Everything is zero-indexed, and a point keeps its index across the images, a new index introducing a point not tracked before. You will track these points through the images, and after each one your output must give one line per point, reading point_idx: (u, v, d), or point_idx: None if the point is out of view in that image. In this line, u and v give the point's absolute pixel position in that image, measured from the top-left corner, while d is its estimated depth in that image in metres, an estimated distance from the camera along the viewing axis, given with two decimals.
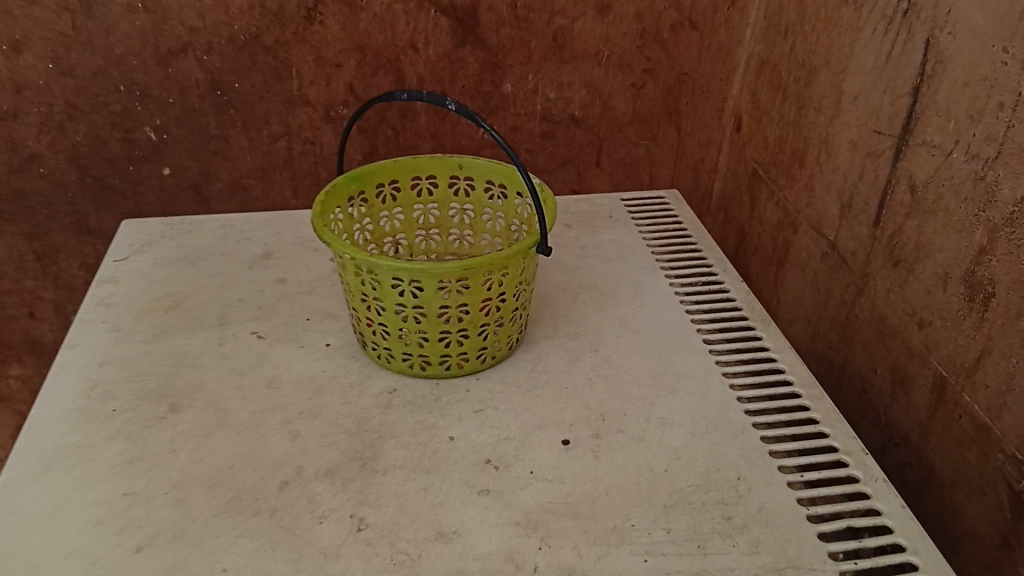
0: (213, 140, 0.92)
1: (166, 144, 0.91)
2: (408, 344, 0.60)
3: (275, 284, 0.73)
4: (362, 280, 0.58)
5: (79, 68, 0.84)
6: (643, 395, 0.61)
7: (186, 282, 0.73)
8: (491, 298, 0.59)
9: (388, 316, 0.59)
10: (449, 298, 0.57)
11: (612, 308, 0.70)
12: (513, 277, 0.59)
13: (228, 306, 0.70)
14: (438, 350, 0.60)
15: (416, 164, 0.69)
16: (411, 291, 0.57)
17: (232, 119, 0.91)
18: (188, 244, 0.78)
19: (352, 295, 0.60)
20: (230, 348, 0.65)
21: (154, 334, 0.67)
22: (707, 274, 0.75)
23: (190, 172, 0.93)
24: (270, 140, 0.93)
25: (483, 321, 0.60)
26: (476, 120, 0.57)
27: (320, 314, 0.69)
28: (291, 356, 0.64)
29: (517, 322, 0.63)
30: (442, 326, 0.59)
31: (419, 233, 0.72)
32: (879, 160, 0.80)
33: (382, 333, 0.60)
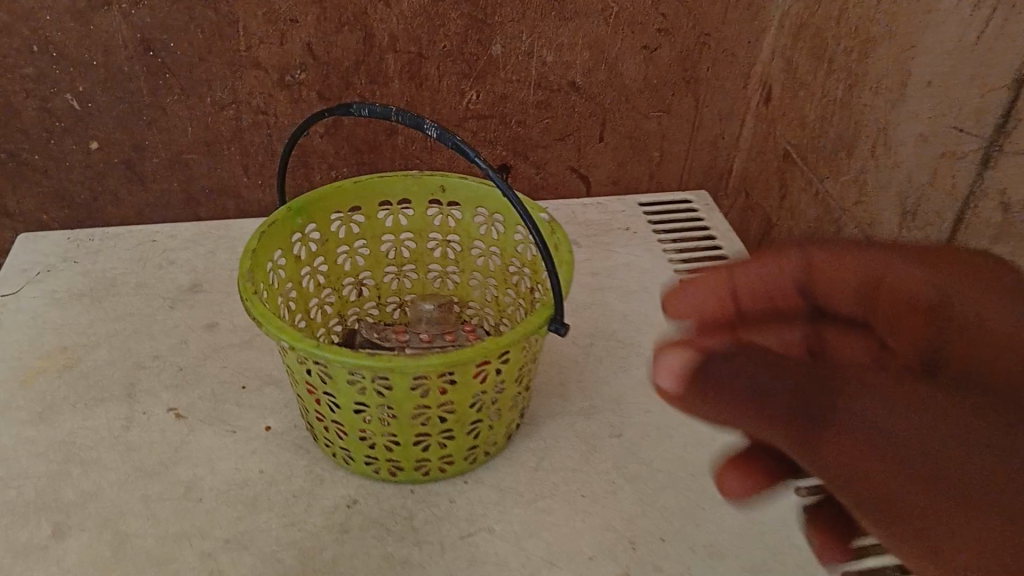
0: (147, 110, 0.66)
1: (93, 114, 0.66)
2: (372, 447, 0.45)
3: (202, 332, 0.57)
4: (309, 369, 0.42)
5: None
6: (685, 508, 0.46)
7: (88, 329, 0.57)
8: (485, 392, 0.43)
9: (345, 416, 0.43)
10: (426, 397, 0.42)
11: (635, 367, 0.55)
12: (514, 363, 0.43)
13: (139, 367, 0.54)
14: (413, 455, 0.45)
15: (386, 185, 0.53)
16: (376, 389, 0.41)
17: (170, 86, 0.65)
18: (94, 273, 0.62)
19: (296, 382, 0.44)
20: (138, 437, 0.49)
21: (41, 412, 0.51)
22: None
23: (118, 147, 0.68)
24: (215, 110, 0.67)
25: (473, 420, 0.45)
26: (463, 151, 0.42)
27: (259, 379, 0.53)
28: (215, 447, 0.49)
29: (517, 409, 0.48)
30: (417, 429, 0.44)
31: (388, 270, 0.57)
32: (955, 164, 0.53)
33: (337, 432, 0.45)
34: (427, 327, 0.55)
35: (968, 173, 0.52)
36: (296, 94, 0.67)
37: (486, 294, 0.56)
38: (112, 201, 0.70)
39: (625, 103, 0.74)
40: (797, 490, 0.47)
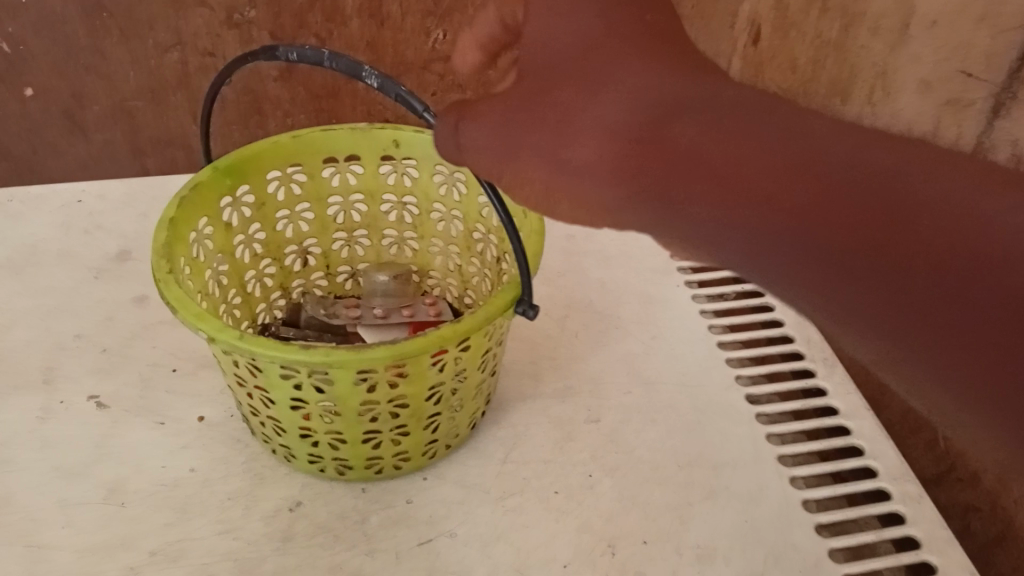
0: (84, 54, 0.58)
1: (27, 59, 0.57)
2: (316, 445, 0.40)
3: (133, 306, 0.51)
4: (236, 361, 0.36)
5: None
6: (669, 506, 0.42)
7: (6, 302, 0.51)
8: (443, 382, 0.38)
9: (281, 412, 0.38)
10: (373, 391, 0.36)
11: (616, 343, 0.50)
12: (475, 350, 0.38)
13: (61, 348, 0.48)
14: (363, 453, 0.40)
15: (328, 140, 0.46)
16: (314, 385, 0.36)
17: (108, 27, 0.57)
18: (14, 238, 0.56)
19: (226, 373, 0.39)
20: (57, 430, 0.44)
21: None
22: (743, 283, 0.55)
23: (56, 94, 0.60)
24: (158, 52, 0.59)
25: (430, 413, 0.39)
26: (409, 104, 0.35)
27: (196, 360, 0.48)
28: (143, 442, 0.43)
29: (481, 398, 0.43)
30: (365, 425, 0.38)
31: (337, 236, 0.51)
32: (964, 114, 0.47)
33: (275, 428, 0.40)
34: (381, 300, 0.50)
35: (975, 123, 0.46)
36: (247, 32, 0.59)
37: (448, 262, 0.51)
38: (53, 153, 0.62)
39: None
40: (793, 481, 0.43)
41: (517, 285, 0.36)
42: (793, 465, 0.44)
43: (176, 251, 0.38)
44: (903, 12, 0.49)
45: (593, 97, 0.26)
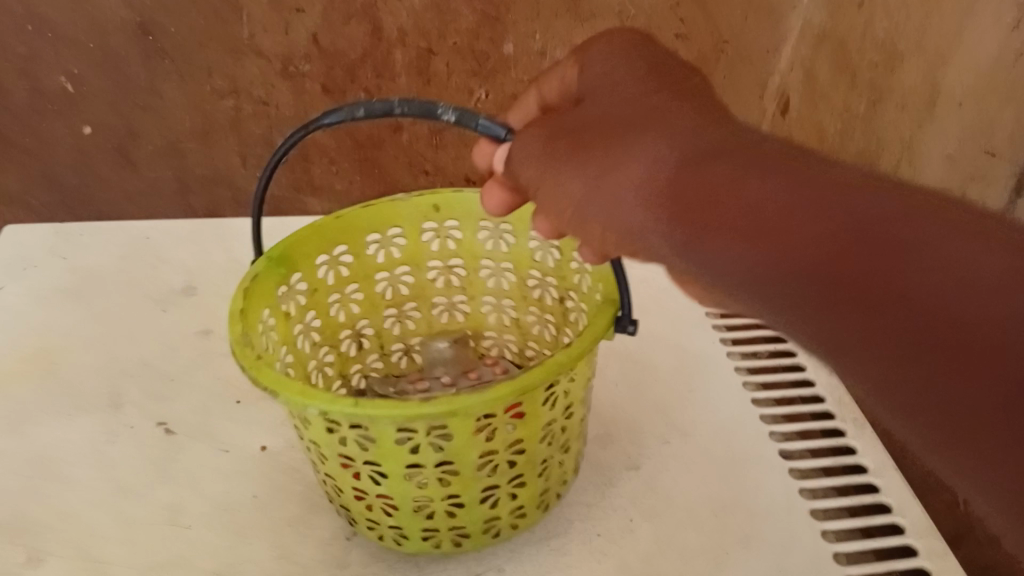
0: (141, 95, 0.63)
1: (85, 98, 0.63)
2: (428, 519, 0.40)
3: (195, 338, 0.54)
4: (340, 438, 0.37)
5: None
6: (707, 550, 0.43)
7: (75, 330, 0.54)
8: (553, 420, 0.39)
9: (394, 487, 0.38)
10: (492, 437, 0.37)
11: (653, 393, 0.53)
12: (572, 385, 0.40)
13: (125, 373, 0.51)
14: (480, 517, 0.40)
15: (369, 217, 0.50)
16: (430, 445, 0.36)
17: (165, 72, 0.62)
18: (85, 269, 0.59)
19: (325, 462, 0.39)
20: (123, 451, 0.46)
21: (12, 421, 0.48)
22: (774, 339, 0.57)
23: (111, 131, 0.64)
24: (214, 98, 0.63)
25: (542, 460, 0.40)
26: (491, 131, 0.39)
27: (254, 393, 0.50)
28: (203, 468, 0.46)
29: (578, 444, 0.44)
30: (483, 483, 0.39)
31: (388, 313, 0.54)
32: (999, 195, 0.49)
33: (383, 510, 0.40)
34: (443, 368, 0.53)
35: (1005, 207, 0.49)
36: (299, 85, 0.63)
37: (502, 318, 0.55)
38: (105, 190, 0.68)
39: None
40: (823, 534, 0.45)
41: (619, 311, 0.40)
42: (823, 519, 0.46)
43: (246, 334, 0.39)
44: (931, 89, 0.53)
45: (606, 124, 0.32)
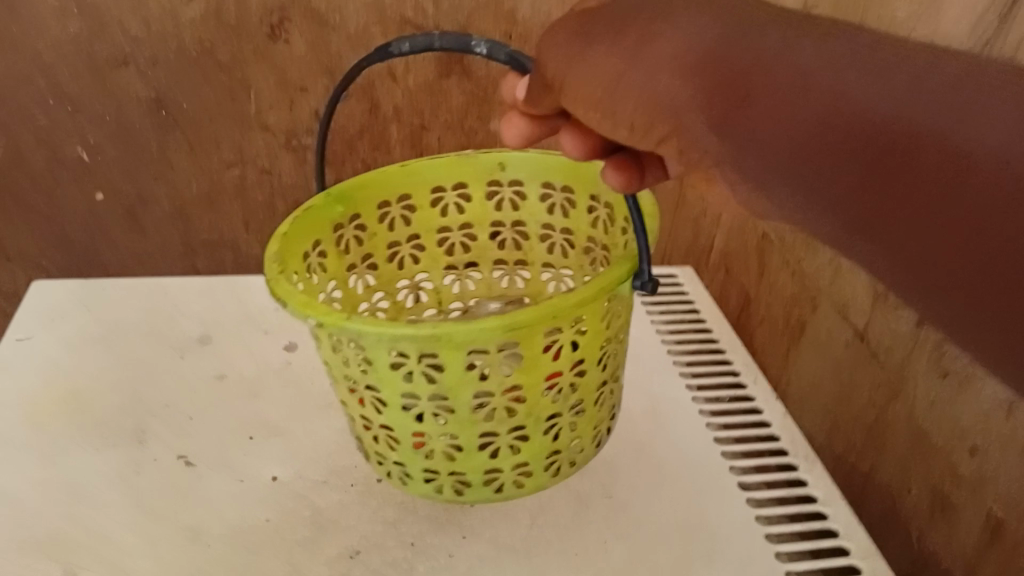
0: (155, 160, 0.99)
1: (99, 163, 0.99)
2: (427, 459, 0.49)
3: (212, 381, 0.59)
4: (346, 356, 0.47)
5: (33, 110, 0.95)
6: (674, 569, 0.49)
7: (102, 373, 0.60)
8: (558, 373, 0.47)
9: (391, 416, 0.48)
10: (487, 376, 0.45)
11: (625, 431, 0.59)
12: (581, 343, 0.47)
13: (149, 413, 0.56)
14: (475, 464, 0.49)
15: (433, 170, 0.65)
16: (425, 374, 0.45)
17: (177, 139, 0.98)
18: (109, 317, 0.65)
19: (339, 387, 0.50)
20: (148, 480, 0.51)
21: (51, 455, 0.53)
22: (734, 388, 0.64)
23: (123, 196, 1.02)
24: (221, 168, 1.01)
25: (546, 412, 0.48)
26: (515, 61, 0.49)
27: (266, 429, 0.55)
28: (223, 495, 0.51)
29: (597, 405, 0.52)
30: (481, 429, 0.48)
31: (448, 273, 0.69)
32: None
33: (388, 442, 0.50)
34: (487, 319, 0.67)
35: None
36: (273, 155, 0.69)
37: (558, 285, 0.68)
38: (131, 234, 1.05)
39: None
40: (777, 554, 0.50)
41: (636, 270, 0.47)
42: (777, 543, 0.51)
43: (286, 255, 0.53)
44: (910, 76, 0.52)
45: (664, 24, 0.37)
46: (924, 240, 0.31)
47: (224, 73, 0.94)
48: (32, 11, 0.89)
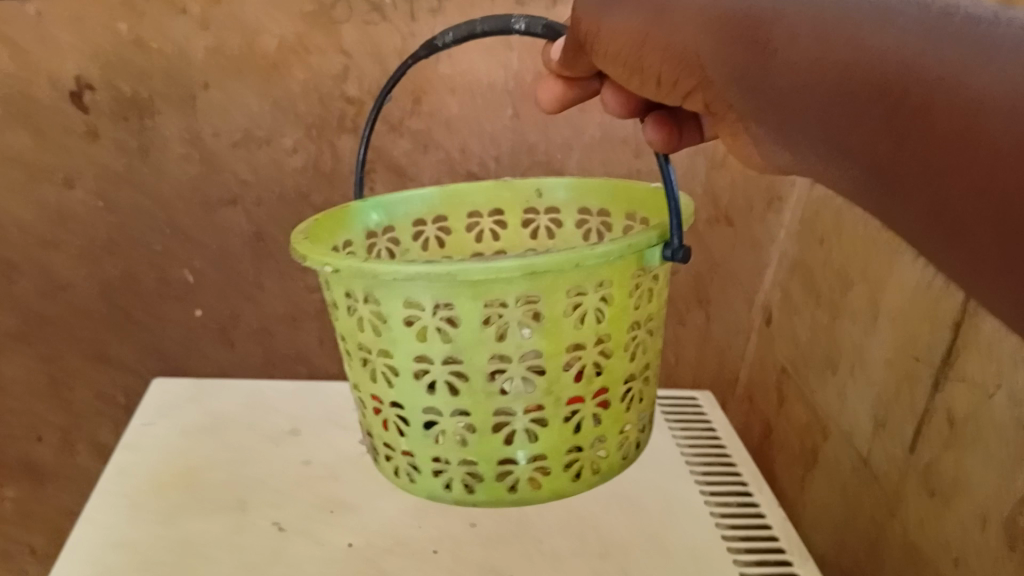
0: (248, 284, 1.16)
1: (200, 285, 1.16)
2: (444, 442, 0.64)
3: (299, 465, 0.72)
4: (365, 317, 0.62)
5: (149, 238, 1.12)
6: None
7: (210, 454, 0.73)
8: (572, 339, 0.62)
9: (403, 378, 0.63)
10: (504, 332, 0.60)
11: (644, 524, 0.69)
12: (598, 308, 0.62)
13: (250, 487, 0.69)
14: (486, 443, 0.64)
15: (479, 195, 0.92)
16: (449, 322, 0.60)
17: (269, 266, 1.15)
18: (214, 411, 0.79)
19: (358, 363, 0.65)
20: (248, 539, 0.63)
21: (169, 515, 0.65)
22: (741, 495, 0.75)
23: (218, 312, 1.18)
24: (306, 293, 1.17)
25: (562, 379, 0.63)
26: (552, 27, 0.70)
27: (342, 505, 0.67)
28: (308, 554, 0.62)
29: (618, 388, 0.66)
30: (498, 401, 0.63)
31: None
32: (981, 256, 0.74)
33: (400, 425, 0.65)
34: None
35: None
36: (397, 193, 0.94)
37: None
38: (219, 348, 1.20)
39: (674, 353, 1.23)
40: None
41: (671, 242, 0.61)
42: None
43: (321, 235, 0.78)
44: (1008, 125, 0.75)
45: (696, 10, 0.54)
46: (926, 130, 0.44)
47: (315, 213, 1.12)
48: (160, 156, 1.07)
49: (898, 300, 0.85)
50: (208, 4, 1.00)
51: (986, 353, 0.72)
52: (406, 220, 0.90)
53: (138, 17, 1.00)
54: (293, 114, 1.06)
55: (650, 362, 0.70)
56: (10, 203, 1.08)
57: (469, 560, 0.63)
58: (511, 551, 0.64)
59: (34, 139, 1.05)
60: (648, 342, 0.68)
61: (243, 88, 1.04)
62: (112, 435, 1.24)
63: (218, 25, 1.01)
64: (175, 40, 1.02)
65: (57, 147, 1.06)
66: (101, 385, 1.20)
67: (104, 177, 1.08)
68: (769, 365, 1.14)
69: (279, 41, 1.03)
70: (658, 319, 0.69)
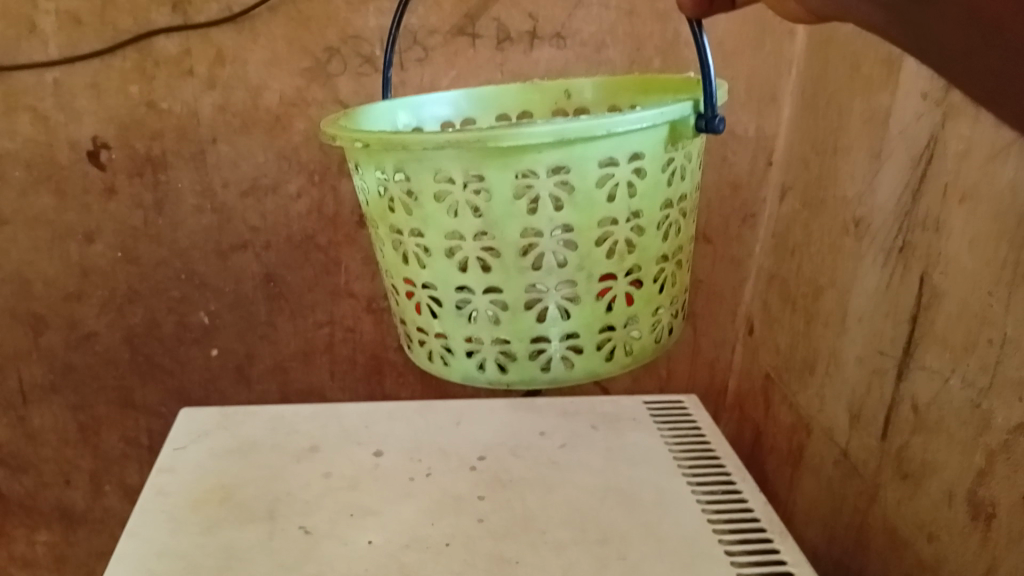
0: (262, 324, 1.23)
1: (215, 327, 1.23)
2: (480, 318, 0.72)
3: (320, 478, 0.79)
4: (398, 194, 0.68)
5: (166, 284, 1.20)
6: None
7: (238, 473, 0.79)
8: (603, 216, 0.67)
9: (435, 254, 0.70)
10: (536, 207, 0.66)
11: (637, 513, 0.75)
12: (628, 182, 0.67)
13: (277, 499, 0.76)
14: (518, 317, 0.71)
15: (508, 98, 0.94)
16: (478, 198, 0.66)
17: (280, 306, 1.22)
18: (240, 435, 0.86)
19: (394, 240, 0.73)
20: (279, 543, 0.70)
21: (206, 526, 0.72)
22: (726, 484, 0.81)
23: (233, 352, 1.25)
24: (315, 330, 1.25)
25: (595, 256, 0.69)
26: None
27: (362, 510, 0.74)
28: (333, 553, 0.69)
29: (649, 269, 0.72)
30: (528, 281, 0.69)
31: None
32: (913, 266, 0.84)
33: (435, 303, 0.73)
34: None
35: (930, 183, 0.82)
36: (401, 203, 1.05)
37: None
38: (236, 387, 1.27)
39: (667, 368, 1.29)
40: None
41: (707, 113, 0.65)
42: None
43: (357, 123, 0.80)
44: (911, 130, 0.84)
45: None
46: None
47: (322, 253, 1.20)
48: (176, 209, 1.16)
49: (864, 302, 0.93)
50: (214, 65, 1.08)
51: (941, 341, 0.79)
52: (434, 123, 0.92)
53: (149, 82, 1.09)
54: (297, 163, 1.14)
55: (681, 245, 0.76)
56: (36, 260, 1.16)
57: (480, 550, 0.70)
58: (518, 540, 0.71)
59: (57, 199, 1.13)
60: (680, 223, 0.74)
61: (250, 141, 1.13)
62: (138, 475, 1.30)
63: (223, 84, 1.10)
64: (184, 100, 1.10)
65: (78, 205, 1.14)
66: (125, 428, 1.27)
67: (123, 231, 1.16)
68: (756, 373, 1.21)
69: (280, 96, 1.11)
70: (690, 200, 0.75)
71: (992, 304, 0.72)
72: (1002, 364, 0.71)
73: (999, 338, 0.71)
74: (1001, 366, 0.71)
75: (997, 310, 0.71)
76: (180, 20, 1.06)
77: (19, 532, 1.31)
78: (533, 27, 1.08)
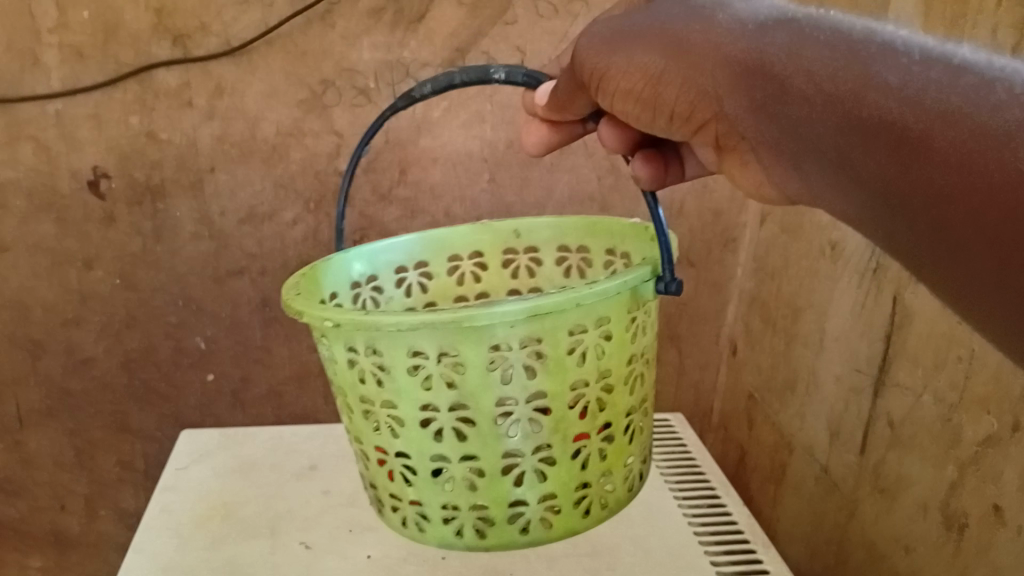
0: (257, 348, 1.26)
1: (211, 352, 1.25)
2: (455, 485, 0.69)
3: (320, 495, 0.81)
4: (364, 372, 0.68)
5: (163, 309, 1.22)
6: None
7: (239, 492, 0.82)
8: (575, 380, 0.68)
9: (406, 428, 0.68)
10: (511, 376, 0.66)
11: (626, 527, 0.78)
12: (597, 345, 0.68)
13: (278, 516, 0.78)
14: (496, 480, 0.69)
15: (460, 239, 0.99)
16: (453, 369, 0.65)
17: (275, 330, 1.25)
18: (241, 455, 0.88)
19: (358, 417, 0.72)
20: (280, 558, 0.72)
21: (210, 543, 0.74)
22: (711, 499, 0.85)
23: (229, 376, 1.27)
24: (310, 353, 1.27)
25: (569, 417, 0.68)
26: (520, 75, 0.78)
27: (361, 526, 0.77)
28: (333, 567, 0.71)
29: (618, 422, 0.72)
30: (505, 447, 0.68)
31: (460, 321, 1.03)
32: (884, 288, 0.88)
33: (405, 475, 0.71)
34: None
35: None
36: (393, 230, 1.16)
37: None
38: (231, 411, 1.30)
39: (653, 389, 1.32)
40: None
41: (664, 275, 0.69)
42: None
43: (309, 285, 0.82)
44: None
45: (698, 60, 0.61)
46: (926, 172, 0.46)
47: None
48: (175, 237, 1.19)
49: (840, 323, 0.96)
50: (213, 96, 1.12)
51: (912, 359, 0.83)
52: (389, 268, 0.96)
53: (149, 112, 1.12)
54: (293, 190, 1.18)
55: (645, 396, 0.76)
56: (35, 285, 1.18)
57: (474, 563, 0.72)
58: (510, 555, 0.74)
59: (58, 226, 1.16)
60: (643, 374, 0.75)
61: (247, 170, 1.16)
62: (133, 499, 1.32)
63: (222, 115, 1.13)
64: (183, 130, 1.13)
65: (78, 233, 1.16)
66: (120, 452, 1.29)
67: (121, 257, 1.19)
68: (739, 394, 1.25)
69: (277, 126, 1.14)
70: (650, 352, 0.76)
71: (958, 323, 0.76)
72: (970, 380, 0.74)
73: (966, 355, 0.75)
74: (969, 382, 0.75)
75: (963, 328, 0.75)
76: (180, 53, 1.09)
77: (12, 557, 1.32)
78: (521, 60, 1.15)
